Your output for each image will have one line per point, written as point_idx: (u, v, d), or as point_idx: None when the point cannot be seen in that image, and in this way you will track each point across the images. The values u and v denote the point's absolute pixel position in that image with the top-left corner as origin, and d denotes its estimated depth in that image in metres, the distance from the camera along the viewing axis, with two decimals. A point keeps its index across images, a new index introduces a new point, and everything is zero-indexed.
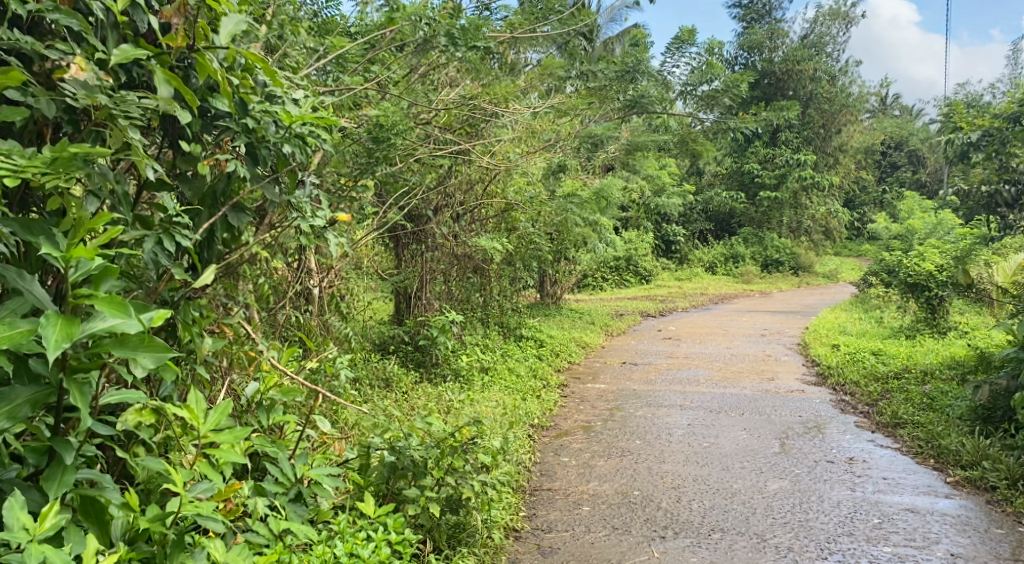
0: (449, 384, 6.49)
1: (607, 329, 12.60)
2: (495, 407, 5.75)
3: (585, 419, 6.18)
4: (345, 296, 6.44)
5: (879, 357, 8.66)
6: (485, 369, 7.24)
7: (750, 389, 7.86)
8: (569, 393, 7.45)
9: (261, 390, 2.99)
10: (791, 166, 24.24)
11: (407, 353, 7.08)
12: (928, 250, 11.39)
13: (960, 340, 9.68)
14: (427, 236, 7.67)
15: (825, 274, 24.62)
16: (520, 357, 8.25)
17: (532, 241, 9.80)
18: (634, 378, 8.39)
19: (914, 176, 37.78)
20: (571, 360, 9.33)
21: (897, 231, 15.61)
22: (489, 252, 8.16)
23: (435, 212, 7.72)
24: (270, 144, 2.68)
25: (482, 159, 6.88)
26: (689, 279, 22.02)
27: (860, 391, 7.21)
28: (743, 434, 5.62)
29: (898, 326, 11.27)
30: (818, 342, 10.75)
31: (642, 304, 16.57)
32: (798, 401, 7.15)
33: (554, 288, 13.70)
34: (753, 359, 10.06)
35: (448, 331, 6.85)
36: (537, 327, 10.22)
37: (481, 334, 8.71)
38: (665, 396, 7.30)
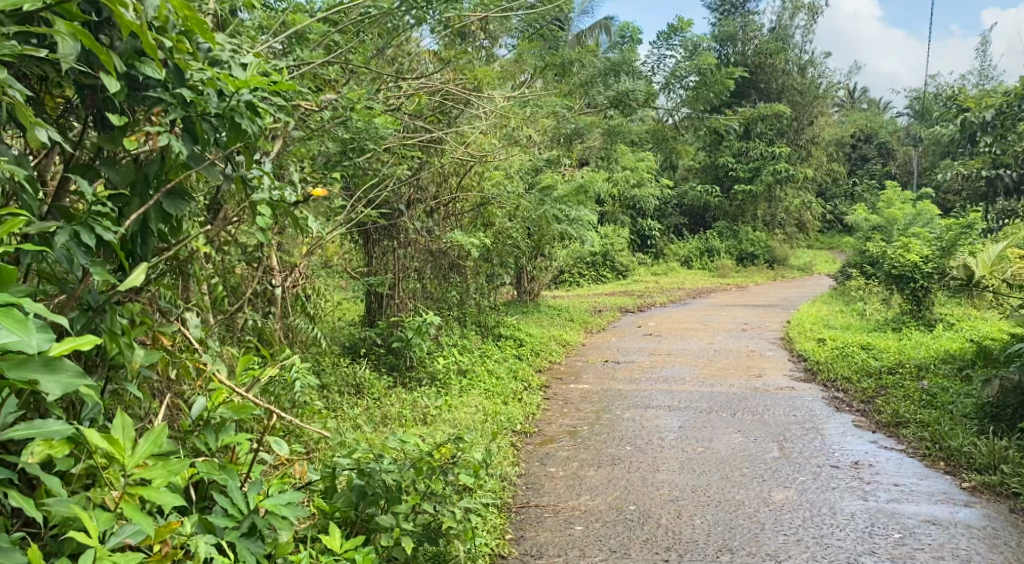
0: (425, 390, 6.10)
1: (586, 326, 12.27)
2: (475, 413, 5.38)
3: (570, 423, 5.84)
4: (312, 296, 6.01)
5: (869, 352, 8.42)
6: (464, 372, 6.85)
7: (739, 387, 7.56)
8: (552, 394, 7.09)
9: (207, 408, 2.62)
10: (766, 158, 24.11)
11: (380, 356, 6.66)
12: (911, 241, 11.20)
13: (947, 332, 9.48)
14: (399, 231, 7.24)
15: (800, 267, 24.56)
16: (499, 357, 7.87)
17: (508, 235, 9.43)
18: (618, 377, 8.05)
19: (884, 169, 38.01)
20: (552, 359, 8.98)
21: (876, 222, 15.47)
22: (465, 248, 7.77)
23: (407, 205, 7.30)
24: (214, 118, 2.27)
25: (457, 148, 6.48)
26: (665, 274, 21.79)
27: (854, 388, 6.93)
28: (738, 436, 5.30)
29: (882, 318, 11.06)
30: (802, 336, 10.51)
31: (619, 299, 16.27)
32: (790, 398, 6.86)
33: (531, 285, 13.35)
34: (738, 354, 9.77)
35: (424, 333, 6.45)
36: (514, 325, 9.85)
37: (458, 333, 8.31)
38: (652, 396, 6.97)
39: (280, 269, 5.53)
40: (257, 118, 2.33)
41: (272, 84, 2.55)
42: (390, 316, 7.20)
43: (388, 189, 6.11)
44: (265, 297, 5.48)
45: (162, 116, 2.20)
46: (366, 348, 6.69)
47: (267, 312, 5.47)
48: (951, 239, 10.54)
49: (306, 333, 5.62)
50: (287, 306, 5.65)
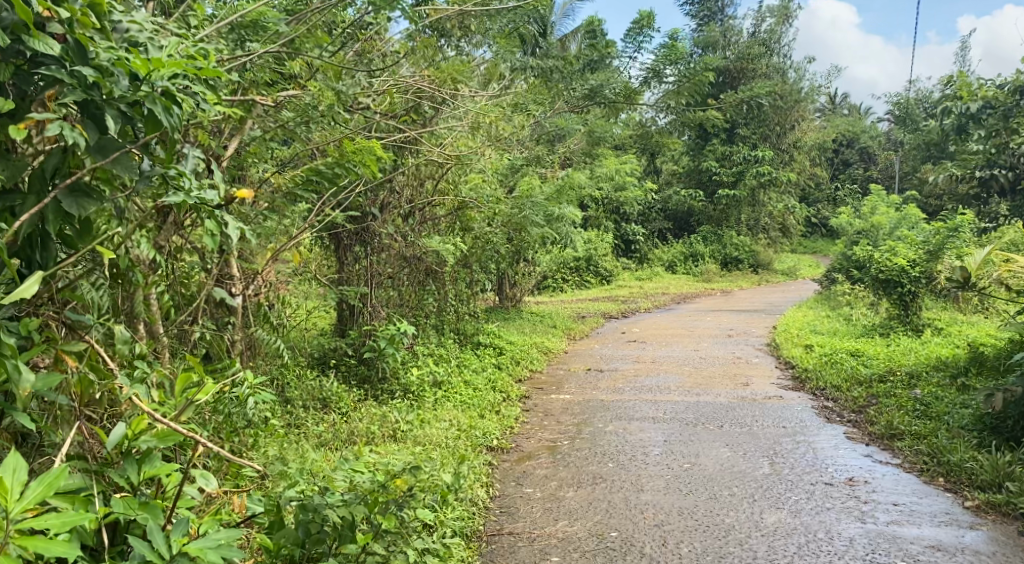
0: (398, 403, 5.79)
1: (569, 333, 11.98)
2: (448, 429, 5.07)
3: (550, 437, 5.54)
4: (277, 305, 5.68)
5: (858, 358, 8.19)
6: (439, 383, 6.53)
7: (725, 396, 7.29)
8: (531, 406, 6.80)
9: (128, 436, 2.33)
10: (748, 163, 23.98)
11: (350, 367, 6.34)
12: (897, 244, 11.00)
13: (937, 338, 9.27)
14: (371, 237, 6.92)
15: (784, 272, 24.41)
16: (477, 367, 7.57)
17: (488, 240, 9.13)
18: (601, 386, 7.77)
19: (866, 174, 38.07)
20: (532, 368, 8.70)
21: (861, 226, 15.28)
22: (441, 253, 7.46)
23: (380, 209, 6.99)
24: (125, 103, 2.03)
25: (430, 149, 6.18)
26: (649, 279, 21.54)
27: (845, 397, 6.68)
28: (726, 451, 5.03)
29: (870, 324, 10.84)
30: (788, 342, 10.27)
31: (603, 305, 16.01)
32: (778, 408, 6.60)
33: (513, 291, 13.05)
34: (723, 362, 9.52)
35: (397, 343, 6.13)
36: (495, 333, 9.55)
37: (435, 342, 8.00)
38: (636, 406, 6.68)
39: (241, 277, 5.21)
40: (174, 109, 2.09)
41: (198, 68, 2.32)
42: (362, 324, 6.85)
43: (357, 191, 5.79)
44: (225, 306, 5.14)
45: (56, 101, 1.96)
46: (335, 360, 6.35)
47: (227, 322, 5.14)
48: (938, 242, 10.34)
49: (269, 345, 5.30)
50: (249, 316, 5.33)
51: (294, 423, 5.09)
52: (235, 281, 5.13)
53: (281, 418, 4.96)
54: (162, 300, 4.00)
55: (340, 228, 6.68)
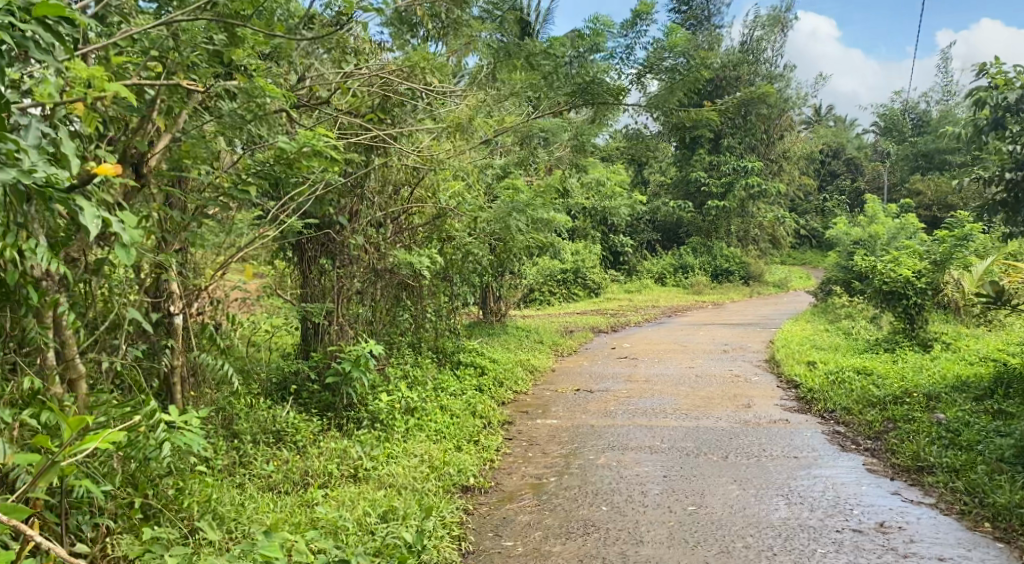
0: (363, 436, 5.14)
1: (556, 350, 11.35)
2: (417, 468, 4.44)
3: (534, 473, 4.91)
4: (227, 326, 5.04)
5: (866, 377, 7.61)
6: (412, 410, 5.89)
7: (726, 419, 6.70)
8: (515, 434, 6.16)
9: None
10: (737, 173, 23.56)
11: (313, 394, 5.71)
12: (900, 254, 10.47)
13: (946, 354, 8.71)
14: (338, 248, 6.29)
15: (775, 283, 23.89)
16: (457, 389, 6.92)
17: (468, 252, 8.52)
18: (592, 410, 7.14)
19: (853, 184, 37.75)
20: (517, 390, 8.09)
21: (858, 235, 14.72)
22: (416, 265, 6.84)
23: (348, 218, 6.36)
24: None
25: (400, 149, 5.56)
26: (639, 292, 20.98)
27: (858, 421, 6.09)
28: (735, 489, 4.42)
29: (873, 338, 10.29)
30: (788, 358, 9.69)
31: (591, 318, 15.40)
32: (787, 434, 6.00)
33: (497, 305, 12.42)
34: (720, 380, 8.93)
35: (366, 366, 5.50)
36: (476, 351, 8.91)
37: (411, 362, 7.37)
38: (630, 433, 6.06)
39: (181, 294, 4.58)
40: None
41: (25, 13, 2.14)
42: (328, 345, 6.19)
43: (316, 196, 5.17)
44: (163, 327, 4.53)
45: None
46: (296, 385, 5.69)
47: (164, 347, 4.52)
48: (945, 252, 9.82)
49: (214, 371, 4.67)
50: (190, 337, 4.70)
51: (241, 461, 4.45)
52: (174, 299, 4.51)
53: (224, 456, 4.32)
54: (74, 323, 3.39)
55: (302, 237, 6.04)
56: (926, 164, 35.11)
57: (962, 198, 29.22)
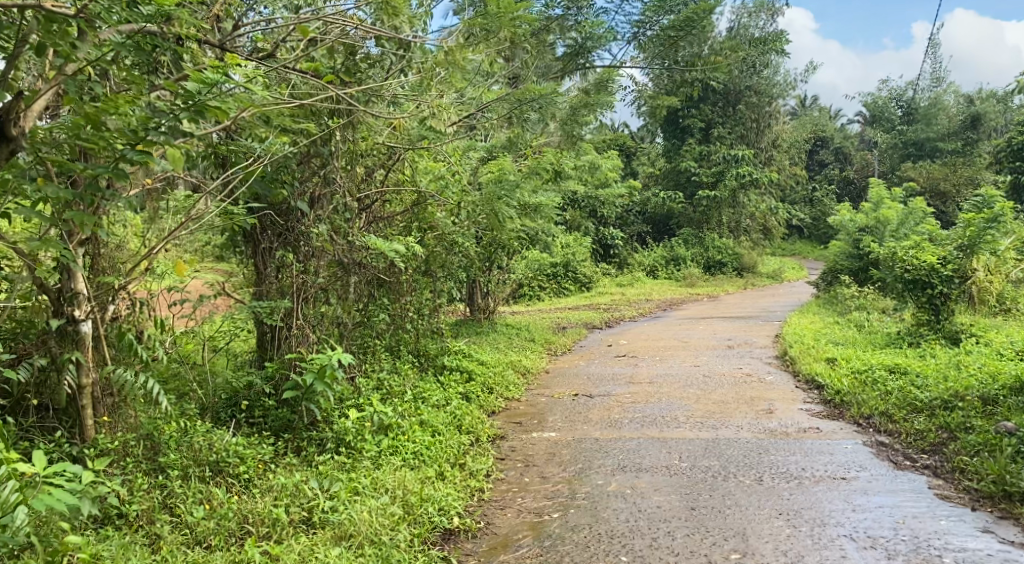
0: (322, 466, 4.25)
1: (548, 349, 10.47)
2: (388, 511, 3.58)
3: (534, 506, 4.04)
4: (156, 332, 4.10)
5: (900, 376, 6.79)
6: (385, 428, 4.97)
7: (748, 428, 5.85)
8: (508, 453, 5.29)
9: None
10: (728, 163, 22.68)
11: (268, 409, 4.81)
12: (919, 240, 9.67)
13: (978, 349, 7.90)
14: (298, 237, 5.38)
15: (770, 274, 23.12)
16: (439, 399, 6.02)
17: (452, 242, 7.63)
18: (594, 419, 6.26)
19: (842, 174, 37.12)
20: (508, 397, 7.23)
21: (863, 223, 13.92)
22: (391, 256, 5.94)
23: (310, 203, 5.45)
24: None
25: (364, 113, 4.66)
26: (631, 285, 20.10)
27: (905, 431, 5.25)
28: (784, 526, 3.58)
29: (892, 331, 9.49)
30: (804, 355, 8.86)
31: (583, 314, 14.53)
32: (826, 446, 5.15)
33: (485, 301, 11.52)
34: (731, 380, 8.10)
35: (330, 377, 4.60)
36: (461, 352, 8.02)
37: (388, 368, 6.48)
38: (642, 450, 5.19)
39: (88, 296, 3.68)
40: None
41: None
42: (288, 352, 5.27)
43: (259, 172, 4.26)
44: (68, 338, 3.63)
45: None
46: (246, 402, 4.78)
47: (66, 363, 3.61)
48: (972, 235, 9.00)
49: (133, 390, 3.74)
50: (104, 349, 3.79)
51: (166, 504, 3.58)
52: (79, 301, 3.61)
53: (142, 500, 3.46)
54: None
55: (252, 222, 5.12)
56: (917, 150, 34.43)
57: (954, 184, 28.58)
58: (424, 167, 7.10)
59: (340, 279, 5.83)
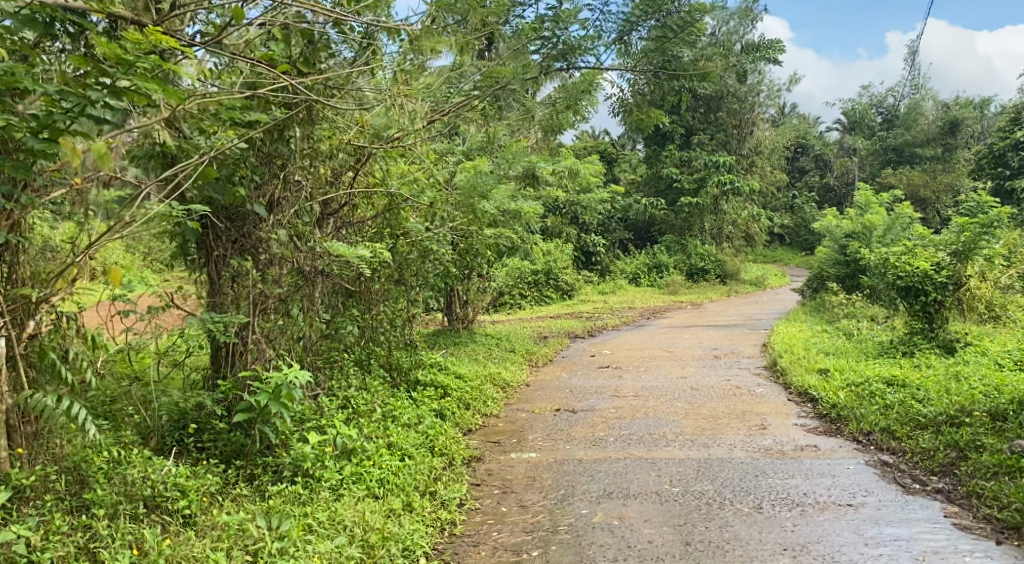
0: (275, 500, 3.85)
1: (530, 360, 10.08)
2: (345, 554, 3.31)
3: (510, 543, 3.72)
4: (84, 349, 3.65)
5: (898, 388, 6.46)
6: (347, 452, 4.55)
7: (741, 447, 5.49)
8: (483, 477, 4.88)
9: None
10: (709, 169, 22.28)
11: (219, 433, 4.37)
12: (911, 246, 9.36)
13: (975, 359, 7.59)
14: (255, 243, 4.98)
15: (753, 282, 22.91)
16: (411, 417, 5.59)
17: (426, 249, 7.21)
18: (578, 438, 5.86)
19: (823, 181, 37.15)
20: (486, 413, 6.83)
21: (849, 229, 13.63)
22: (358, 264, 5.53)
23: (270, 205, 5.04)
24: None
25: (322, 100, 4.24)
26: (613, 293, 19.78)
27: (910, 449, 4.91)
28: None
29: (884, 340, 9.19)
30: (794, 365, 8.51)
31: (565, 323, 14.17)
32: (826, 466, 4.81)
33: (464, 311, 11.09)
34: (719, 393, 7.75)
35: (287, 399, 4.19)
36: (437, 366, 7.59)
37: (356, 384, 6.06)
38: (630, 472, 4.81)
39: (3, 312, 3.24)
40: None
41: None
42: (242, 369, 4.82)
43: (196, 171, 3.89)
44: None
45: None
46: (194, 425, 4.34)
47: None
48: (968, 240, 8.69)
49: (55, 419, 3.28)
50: (23, 371, 3.34)
51: (89, 549, 3.16)
52: None
53: (60, 546, 3.03)
54: None
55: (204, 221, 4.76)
56: (898, 157, 34.40)
57: (934, 191, 28.55)
58: (396, 170, 6.71)
59: (303, 290, 5.40)
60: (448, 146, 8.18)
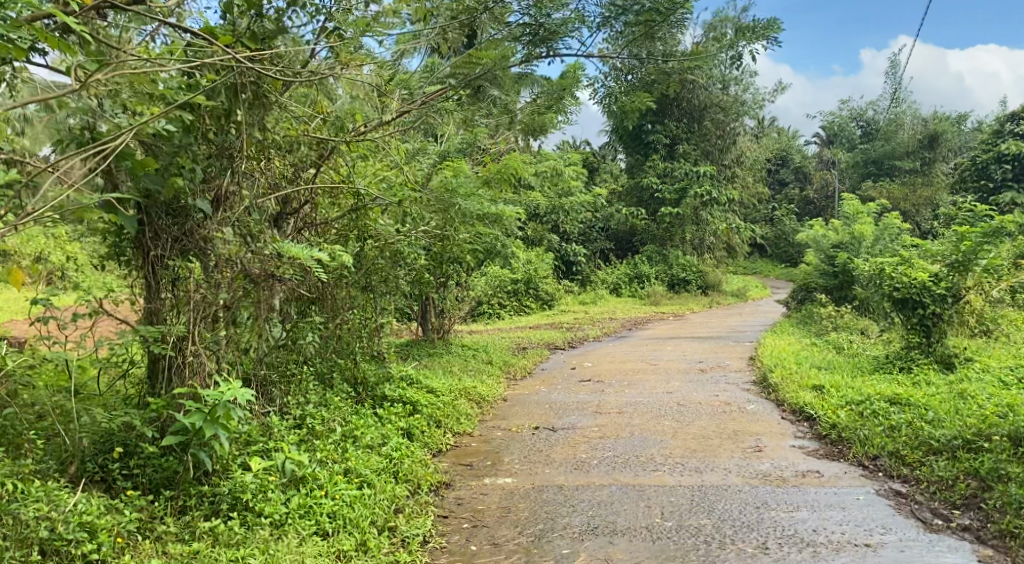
0: (205, 544, 3.33)
1: (507, 372, 9.55)
2: None
3: None
4: None
5: (902, 407, 6.00)
6: (296, 480, 4.01)
7: (737, 471, 5.01)
8: (451, 507, 4.34)
9: None
10: (690, 178, 21.86)
11: (151, 458, 3.83)
12: (906, 256, 8.95)
13: (977, 376, 7.18)
14: (200, 243, 4.41)
15: (734, 293, 22.57)
16: (374, 438, 5.05)
17: (396, 254, 6.69)
18: (558, 461, 5.34)
19: (803, 194, 37.05)
20: (459, 431, 6.29)
21: (837, 239, 13.25)
22: (317, 269, 4.99)
23: (217, 200, 4.49)
24: None
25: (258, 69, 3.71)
26: (594, 303, 19.29)
27: (926, 477, 4.46)
28: None
29: (879, 355, 8.76)
30: (787, 381, 8.04)
31: (544, 333, 13.65)
32: (835, 497, 4.34)
33: (439, 320, 10.53)
34: (708, 410, 7.26)
35: (226, 420, 3.67)
36: (407, 380, 7.04)
37: (314, 400, 5.50)
38: (618, 502, 4.32)
39: None
40: None
41: None
42: (179, 386, 4.26)
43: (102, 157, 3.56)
44: None
45: None
46: (118, 449, 3.78)
47: None
48: (967, 250, 8.28)
49: None
50: None
51: None
52: None
53: None
54: None
55: (142, 213, 4.26)
56: (878, 169, 34.29)
57: (914, 204, 28.39)
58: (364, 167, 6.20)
59: (254, 296, 4.85)
60: (422, 144, 7.64)
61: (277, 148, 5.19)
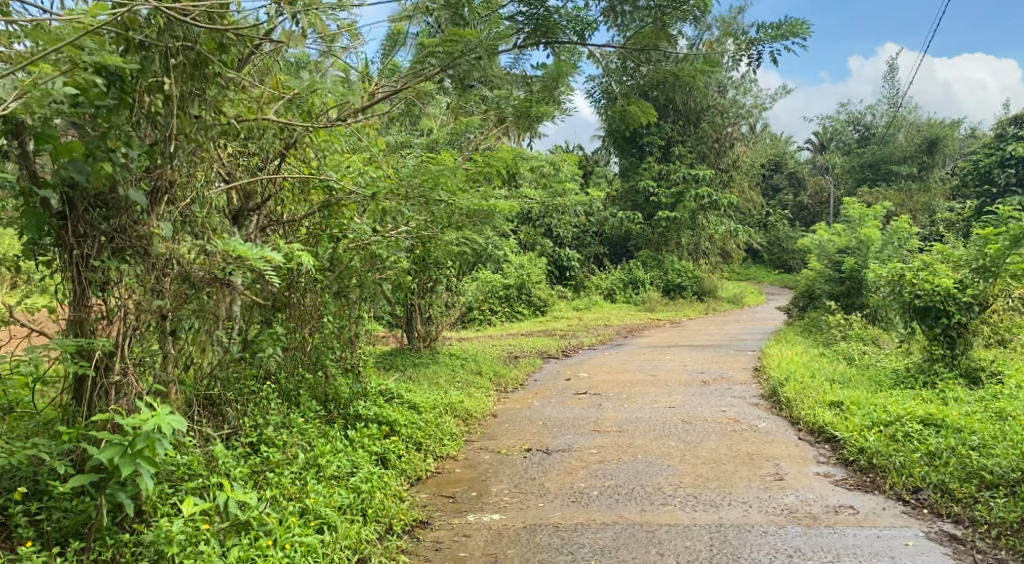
0: None
1: (497, 384, 8.89)
2: None
3: None
4: None
5: (936, 428, 5.38)
6: (240, 526, 3.38)
7: (759, 505, 4.37)
8: (427, 555, 3.70)
9: None
10: (687, 182, 21.26)
11: (62, 501, 3.18)
12: (926, 261, 8.33)
13: (1010, 392, 6.57)
14: (135, 241, 3.71)
15: (730, 300, 21.96)
16: (341, 466, 4.38)
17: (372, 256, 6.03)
18: (554, 492, 4.67)
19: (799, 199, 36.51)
20: (440, 454, 5.63)
21: (842, 243, 12.59)
22: (275, 272, 4.33)
23: (153, 192, 3.80)
24: None
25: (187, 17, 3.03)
26: (588, 309, 18.65)
27: (984, 518, 3.84)
28: None
29: (896, 368, 8.14)
30: (801, 396, 7.40)
31: (536, 341, 12.99)
32: (881, 541, 3.73)
33: (426, 328, 9.84)
34: (717, 428, 6.61)
35: (151, 453, 2.98)
36: (385, 394, 6.37)
37: (275, 421, 4.83)
38: (629, 547, 3.70)
39: None
40: None
41: None
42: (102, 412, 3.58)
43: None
44: None
45: None
46: (21, 491, 3.12)
47: None
48: (994, 256, 7.66)
49: None
50: None
51: None
52: None
53: None
54: None
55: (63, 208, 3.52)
56: (874, 174, 33.73)
57: (913, 209, 27.85)
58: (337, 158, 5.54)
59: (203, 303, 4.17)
60: (405, 137, 6.97)
61: (233, 134, 4.52)
